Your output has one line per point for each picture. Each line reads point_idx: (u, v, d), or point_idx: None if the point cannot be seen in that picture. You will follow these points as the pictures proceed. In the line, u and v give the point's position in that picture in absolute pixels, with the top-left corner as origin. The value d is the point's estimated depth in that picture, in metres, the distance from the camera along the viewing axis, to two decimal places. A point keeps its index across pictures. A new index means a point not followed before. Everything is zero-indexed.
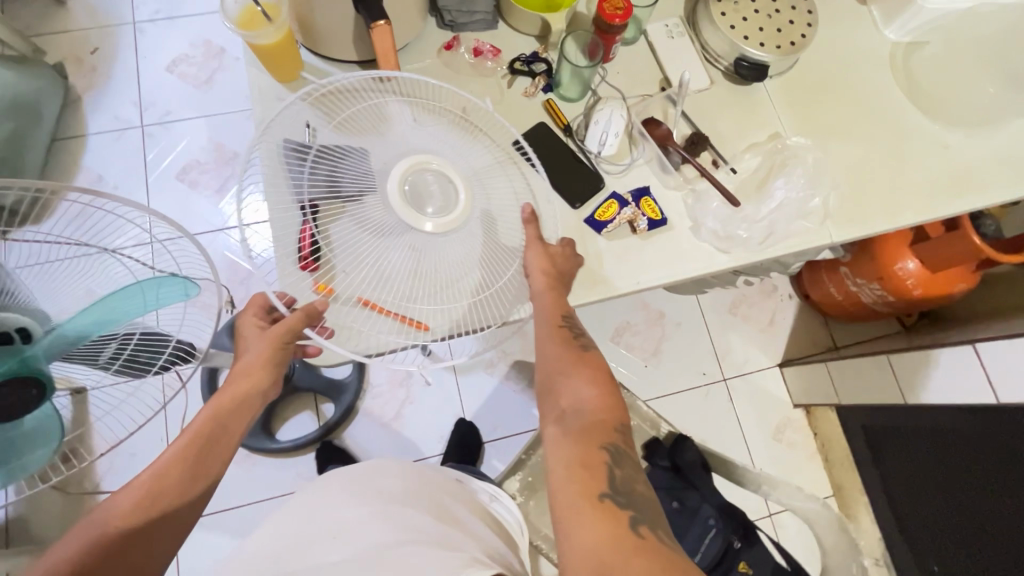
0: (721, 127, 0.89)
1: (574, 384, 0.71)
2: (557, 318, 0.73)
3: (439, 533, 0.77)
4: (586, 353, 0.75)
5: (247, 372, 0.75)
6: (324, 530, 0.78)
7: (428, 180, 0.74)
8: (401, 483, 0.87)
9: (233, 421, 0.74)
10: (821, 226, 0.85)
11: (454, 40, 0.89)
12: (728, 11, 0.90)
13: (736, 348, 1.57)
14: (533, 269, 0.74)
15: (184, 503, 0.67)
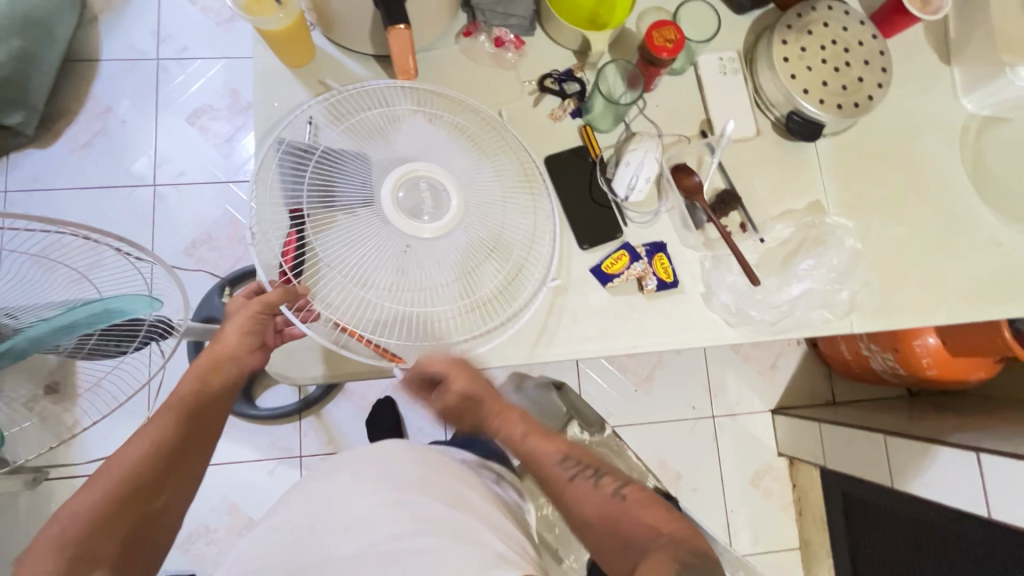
0: (756, 187, 0.82)
1: (627, 533, 0.62)
2: (549, 458, 0.70)
3: (461, 526, 0.63)
4: (589, 485, 0.67)
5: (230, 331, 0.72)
6: (334, 519, 0.64)
7: (421, 190, 0.69)
8: (409, 461, 0.73)
9: (222, 375, 0.71)
10: (843, 318, 0.78)
11: (473, 26, 0.80)
12: (792, 56, 0.80)
13: (731, 387, 1.53)
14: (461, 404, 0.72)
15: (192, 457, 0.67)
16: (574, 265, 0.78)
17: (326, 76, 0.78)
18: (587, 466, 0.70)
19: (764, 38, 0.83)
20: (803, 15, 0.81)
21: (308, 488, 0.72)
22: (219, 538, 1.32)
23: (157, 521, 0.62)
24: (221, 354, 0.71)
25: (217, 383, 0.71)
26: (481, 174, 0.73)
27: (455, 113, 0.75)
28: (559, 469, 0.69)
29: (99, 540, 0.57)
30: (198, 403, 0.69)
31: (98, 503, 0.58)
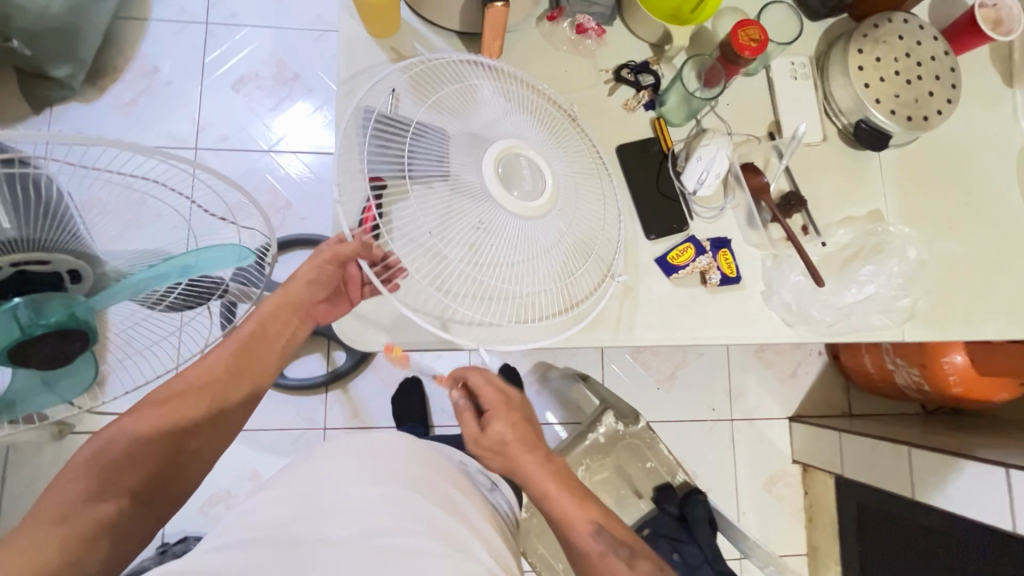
0: (821, 191, 0.83)
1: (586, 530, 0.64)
2: (584, 529, 0.65)
3: (456, 535, 0.61)
4: (626, 567, 0.63)
5: (295, 282, 0.73)
6: (326, 502, 0.61)
7: (522, 166, 0.65)
8: (414, 462, 0.70)
9: (277, 325, 0.74)
10: (899, 325, 0.79)
11: (558, 10, 0.80)
12: (866, 65, 0.81)
13: (750, 392, 1.55)
14: (507, 440, 0.67)
15: (230, 403, 0.70)
16: (636, 255, 0.79)
17: (408, 48, 0.79)
18: (621, 542, 0.65)
19: (839, 46, 0.84)
20: (879, 26, 0.82)
21: (300, 471, 0.68)
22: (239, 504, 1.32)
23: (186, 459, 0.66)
24: (278, 304, 0.73)
25: (268, 333, 0.73)
26: (567, 164, 0.72)
27: (539, 103, 0.75)
28: (595, 543, 0.65)
29: (126, 471, 0.60)
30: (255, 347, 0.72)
31: (138, 432, 0.62)
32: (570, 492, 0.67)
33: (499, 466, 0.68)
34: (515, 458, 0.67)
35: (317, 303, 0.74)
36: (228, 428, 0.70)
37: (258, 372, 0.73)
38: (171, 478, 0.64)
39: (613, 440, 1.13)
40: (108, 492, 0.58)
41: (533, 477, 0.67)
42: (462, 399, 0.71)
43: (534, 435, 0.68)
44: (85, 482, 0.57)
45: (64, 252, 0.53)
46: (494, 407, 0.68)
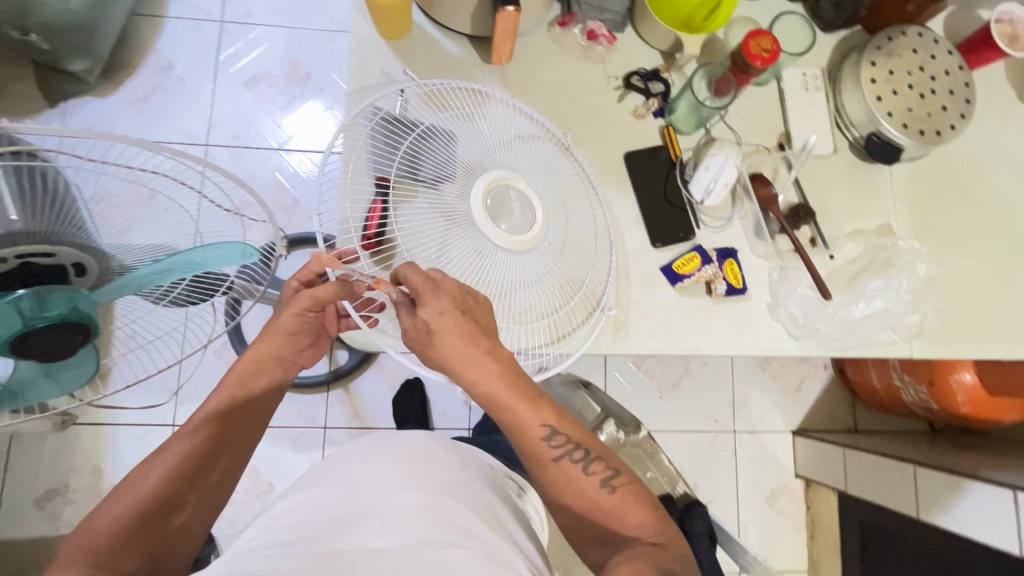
0: (830, 204, 0.82)
1: (523, 422, 0.59)
2: (535, 433, 0.59)
3: (492, 546, 0.59)
4: (580, 471, 0.60)
5: (277, 334, 0.72)
6: (366, 506, 0.60)
7: (510, 197, 0.67)
8: (447, 473, 0.69)
9: (262, 379, 0.71)
10: (906, 341, 0.78)
11: (569, 16, 0.80)
12: (879, 79, 0.81)
13: (755, 405, 1.53)
14: (434, 331, 0.59)
15: (220, 466, 0.66)
16: (627, 292, 0.78)
17: (419, 50, 0.79)
18: (576, 446, 0.60)
19: (852, 58, 0.83)
20: (893, 39, 0.82)
21: (331, 474, 0.67)
22: (237, 500, 1.32)
23: (177, 531, 0.61)
24: (262, 354, 0.72)
25: (256, 387, 0.71)
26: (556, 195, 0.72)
27: (533, 133, 0.75)
28: (547, 446, 0.59)
29: (122, 548, 0.56)
30: (243, 404, 0.69)
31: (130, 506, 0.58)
32: (516, 391, 0.60)
33: (434, 358, 0.60)
34: (448, 352, 0.59)
35: (301, 348, 0.75)
36: (220, 493, 0.66)
37: (247, 431, 0.70)
38: (165, 552, 0.59)
39: (614, 448, 1.12)
40: (106, 568, 0.54)
41: (476, 376, 0.59)
42: (399, 294, 0.61)
43: (472, 327, 0.59)
44: (78, 565, 0.53)
45: (71, 245, 0.52)
46: (423, 297, 0.59)
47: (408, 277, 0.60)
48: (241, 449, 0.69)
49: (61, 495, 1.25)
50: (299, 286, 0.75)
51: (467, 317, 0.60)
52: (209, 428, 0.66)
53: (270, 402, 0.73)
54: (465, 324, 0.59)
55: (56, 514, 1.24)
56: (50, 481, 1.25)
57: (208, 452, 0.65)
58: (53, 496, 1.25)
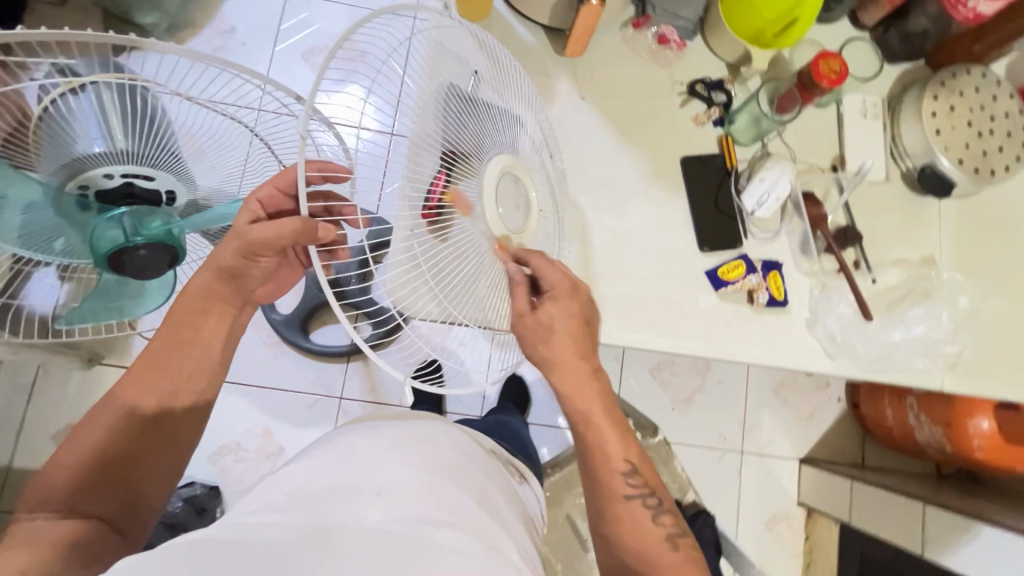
0: (877, 230, 0.83)
1: (605, 443, 0.64)
2: (617, 466, 0.64)
3: (482, 530, 0.60)
4: (649, 513, 0.63)
5: (218, 271, 0.61)
6: (356, 480, 0.59)
7: (515, 189, 0.69)
8: (446, 455, 0.68)
9: (212, 321, 0.65)
10: (941, 373, 0.79)
11: (643, 18, 0.82)
12: (939, 113, 0.82)
13: (764, 427, 1.53)
14: (555, 329, 0.64)
15: (181, 412, 0.64)
16: (651, 292, 0.78)
17: (495, 35, 0.81)
18: (650, 491, 0.64)
19: (914, 90, 0.85)
20: (956, 76, 0.83)
21: (342, 444, 0.66)
22: (248, 459, 1.34)
23: (145, 478, 0.62)
24: (203, 297, 0.63)
25: (204, 328, 0.65)
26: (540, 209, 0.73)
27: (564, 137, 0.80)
28: (624, 481, 0.64)
29: (87, 493, 0.57)
30: (194, 347, 0.65)
31: (89, 457, 0.58)
32: (611, 420, 0.65)
33: (540, 355, 0.65)
34: (557, 357, 0.64)
35: (252, 288, 0.64)
36: (184, 442, 0.65)
37: (201, 380, 0.66)
38: (138, 496, 0.61)
39: None
40: (74, 511, 0.56)
41: (573, 387, 0.65)
42: (517, 274, 0.66)
43: (585, 343, 0.66)
44: (47, 509, 0.54)
45: (168, 172, 0.54)
46: (557, 297, 0.65)
47: (542, 271, 0.66)
48: (201, 399, 0.66)
49: None
50: (262, 213, 0.60)
51: (580, 339, 0.66)
52: (156, 377, 0.63)
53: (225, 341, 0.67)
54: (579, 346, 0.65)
55: None
56: (68, 418, 1.28)
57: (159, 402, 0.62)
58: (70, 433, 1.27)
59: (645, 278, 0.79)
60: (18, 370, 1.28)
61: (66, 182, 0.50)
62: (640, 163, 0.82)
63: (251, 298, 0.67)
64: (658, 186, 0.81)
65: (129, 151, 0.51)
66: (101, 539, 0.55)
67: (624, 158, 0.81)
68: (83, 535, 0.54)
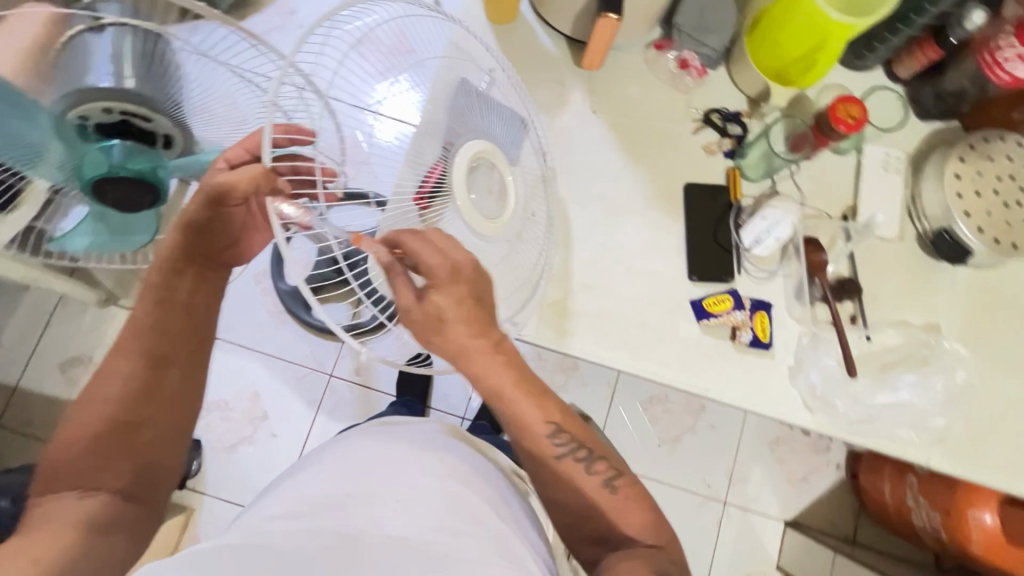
0: (880, 288, 0.80)
1: (526, 419, 0.63)
2: (540, 429, 0.63)
3: (498, 537, 0.62)
4: (580, 468, 0.65)
5: (188, 229, 0.62)
6: (376, 486, 0.61)
7: (493, 178, 0.68)
8: (462, 463, 0.70)
9: (188, 279, 0.65)
10: (926, 447, 0.74)
11: (666, 41, 0.83)
12: (963, 177, 0.79)
13: (752, 482, 1.47)
14: (446, 317, 0.57)
15: (171, 375, 0.64)
16: (631, 312, 0.77)
17: (519, 39, 0.82)
18: (579, 446, 0.65)
19: (940, 149, 0.81)
20: (988, 141, 0.79)
21: (357, 448, 0.68)
22: (232, 419, 1.37)
23: (154, 441, 0.64)
24: (172, 256, 0.63)
25: (183, 288, 0.64)
26: (533, 214, 0.73)
27: (571, 146, 0.81)
28: (549, 442, 0.64)
29: (96, 466, 0.60)
30: (172, 306, 0.64)
31: (89, 435, 0.60)
32: (523, 390, 0.63)
33: (441, 346, 0.60)
34: (456, 345, 0.59)
35: (223, 246, 0.66)
36: (184, 404, 0.66)
37: (187, 340, 0.65)
38: (149, 463, 0.63)
39: None
40: (91, 485, 0.59)
41: (483, 370, 0.60)
42: (396, 261, 0.57)
43: (480, 320, 0.59)
44: (63, 488, 0.58)
45: (167, 117, 0.57)
46: (438, 281, 0.56)
47: (419, 251, 0.56)
48: (192, 362, 0.66)
49: (83, 364, 1.34)
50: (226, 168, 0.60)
51: (472, 319, 0.59)
52: (145, 344, 0.63)
53: (202, 294, 0.66)
54: (473, 325, 0.59)
55: (73, 380, 1.33)
56: (77, 349, 1.34)
57: (150, 366, 0.63)
58: (76, 363, 1.34)
59: (628, 298, 0.77)
60: (41, 297, 1.35)
61: (66, 111, 0.53)
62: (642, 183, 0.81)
63: (225, 260, 0.68)
64: (658, 208, 0.80)
65: (136, 91, 0.54)
66: (119, 512, 0.60)
67: (626, 176, 0.81)
68: (98, 511, 0.58)
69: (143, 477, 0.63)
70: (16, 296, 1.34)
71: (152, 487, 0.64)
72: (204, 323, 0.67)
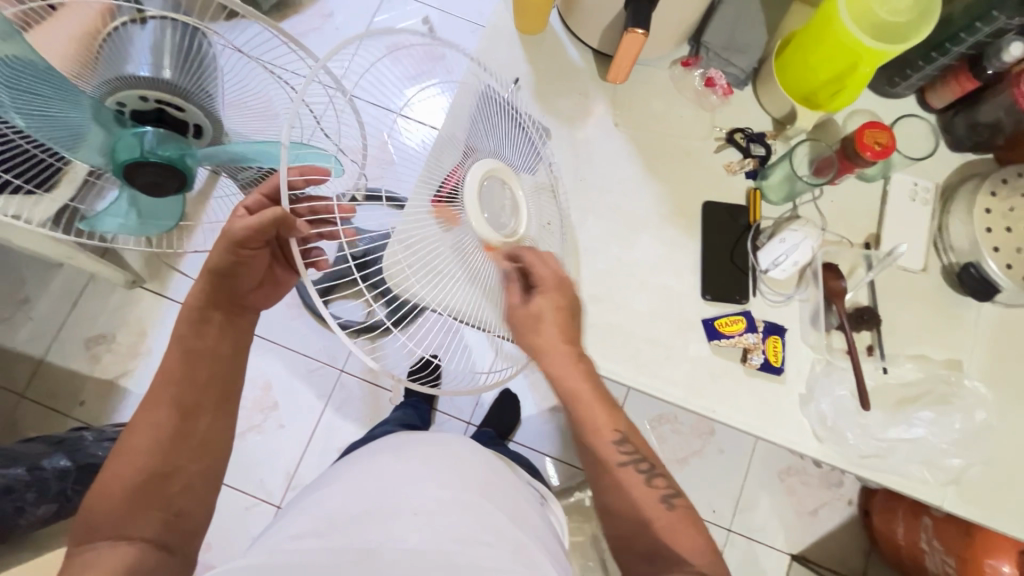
0: (900, 319, 0.78)
1: (597, 426, 0.62)
2: (606, 437, 0.61)
3: (518, 545, 0.60)
4: (642, 479, 0.61)
5: (215, 273, 0.60)
6: (396, 503, 0.60)
7: (504, 193, 0.66)
8: (474, 477, 0.69)
9: (215, 325, 0.63)
10: (940, 487, 0.72)
11: (693, 58, 0.83)
12: (994, 211, 0.76)
13: (759, 511, 1.43)
14: (544, 319, 0.63)
15: (202, 420, 0.61)
16: (641, 327, 0.76)
17: (546, 49, 0.83)
18: (641, 457, 0.62)
19: (971, 182, 0.80)
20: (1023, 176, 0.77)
21: (374, 470, 0.67)
22: (243, 407, 1.40)
23: (185, 490, 0.59)
24: (202, 299, 0.62)
25: (211, 334, 0.62)
26: (548, 223, 0.73)
27: (590, 156, 0.81)
28: (614, 449, 0.61)
29: (129, 518, 0.55)
30: (204, 351, 0.62)
31: (117, 485, 0.55)
32: (597, 398, 0.62)
33: (530, 345, 0.63)
34: (542, 344, 0.62)
35: (246, 290, 0.64)
36: (217, 449, 0.62)
37: (218, 385, 0.63)
38: (182, 513, 0.58)
39: None
40: (125, 537, 0.54)
41: (560, 370, 0.62)
42: (512, 270, 0.65)
43: (570, 329, 0.64)
44: (96, 540, 0.53)
45: (198, 107, 0.58)
46: (545, 288, 0.64)
47: (535, 265, 0.65)
48: (222, 406, 0.63)
49: (106, 343, 1.38)
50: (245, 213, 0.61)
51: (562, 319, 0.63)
52: (175, 392, 0.60)
53: (228, 341, 0.64)
54: (564, 326, 0.63)
55: (96, 358, 1.37)
56: (102, 328, 1.39)
57: (182, 413, 0.60)
58: (100, 342, 1.38)
59: (638, 312, 0.77)
60: (72, 276, 1.40)
61: (105, 97, 0.56)
62: (660, 198, 0.81)
63: (249, 304, 0.66)
64: (675, 225, 0.80)
65: (171, 80, 0.56)
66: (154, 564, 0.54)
67: (644, 190, 0.81)
68: (135, 562, 0.53)
69: (175, 531, 0.58)
70: (50, 273, 1.39)
71: (185, 543, 0.59)
72: (232, 368, 0.64)
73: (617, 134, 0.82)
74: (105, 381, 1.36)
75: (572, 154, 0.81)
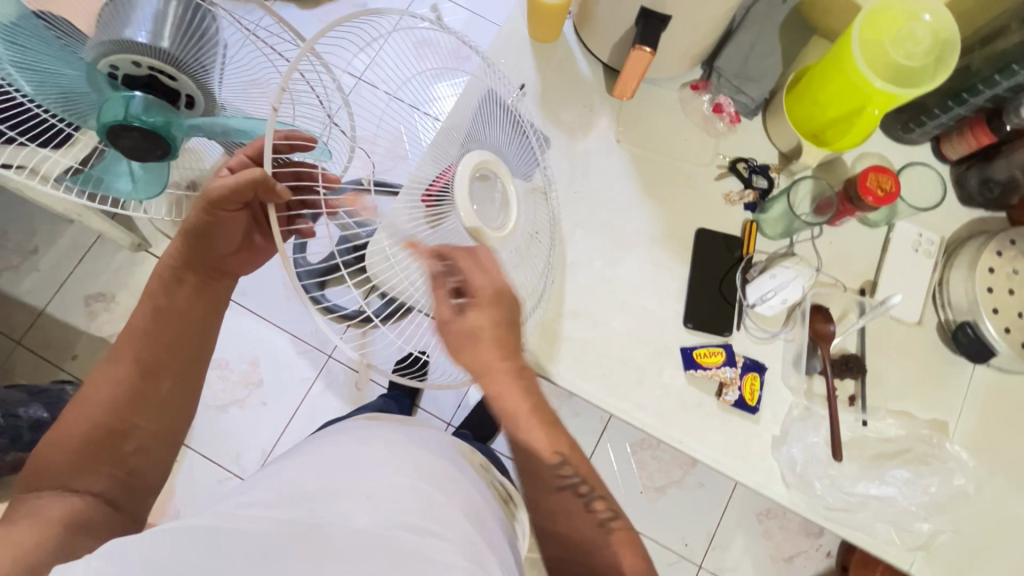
0: (886, 372, 0.75)
1: (530, 442, 0.55)
2: (545, 459, 0.55)
3: (473, 543, 0.53)
4: (580, 506, 0.56)
5: (194, 235, 0.61)
6: (347, 481, 0.52)
7: (494, 189, 0.65)
8: (433, 461, 0.61)
9: (189, 287, 0.63)
10: (908, 551, 0.70)
11: (703, 83, 0.81)
12: (998, 271, 0.74)
13: (733, 550, 1.39)
14: (480, 337, 0.54)
15: (165, 381, 0.61)
16: (618, 349, 0.75)
17: (557, 58, 0.83)
18: (582, 481, 0.56)
19: (979, 238, 0.76)
20: None
21: (325, 446, 0.59)
22: (228, 380, 1.41)
23: (141, 447, 0.60)
24: (177, 261, 0.62)
25: (185, 295, 0.63)
26: (536, 230, 0.72)
27: (588, 169, 0.80)
28: (553, 473, 0.55)
29: (79, 470, 0.55)
30: (175, 313, 0.62)
31: (72, 436, 0.56)
32: (538, 413, 0.55)
33: (465, 362, 0.55)
34: (481, 360, 0.54)
35: (225, 254, 0.64)
36: (179, 410, 0.63)
37: (186, 347, 0.63)
38: (134, 472, 0.59)
39: None
40: (73, 487, 0.55)
41: (501, 393, 0.54)
42: (440, 271, 0.56)
43: (512, 341, 0.56)
44: (43, 489, 0.54)
45: (191, 80, 0.60)
46: (481, 300, 0.55)
47: (472, 273, 0.56)
48: (188, 370, 0.63)
49: (105, 302, 1.40)
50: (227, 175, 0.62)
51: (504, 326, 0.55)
52: (139, 350, 0.60)
53: (201, 304, 0.64)
54: (505, 341, 0.55)
55: (93, 315, 1.40)
56: (103, 287, 1.41)
57: (146, 371, 0.60)
58: (100, 300, 1.40)
59: (617, 333, 0.75)
60: (81, 233, 1.43)
61: (98, 60, 0.57)
62: (654, 220, 0.79)
63: (228, 269, 0.66)
64: (665, 248, 0.78)
65: (168, 51, 0.56)
66: (101, 517, 0.55)
67: (639, 209, 0.79)
68: (81, 512, 0.53)
69: (126, 485, 0.58)
70: (61, 227, 1.42)
71: (136, 501, 0.59)
72: (202, 332, 0.64)
73: (617, 150, 0.81)
74: (99, 338, 1.39)
75: (570, 167, 0.80)
